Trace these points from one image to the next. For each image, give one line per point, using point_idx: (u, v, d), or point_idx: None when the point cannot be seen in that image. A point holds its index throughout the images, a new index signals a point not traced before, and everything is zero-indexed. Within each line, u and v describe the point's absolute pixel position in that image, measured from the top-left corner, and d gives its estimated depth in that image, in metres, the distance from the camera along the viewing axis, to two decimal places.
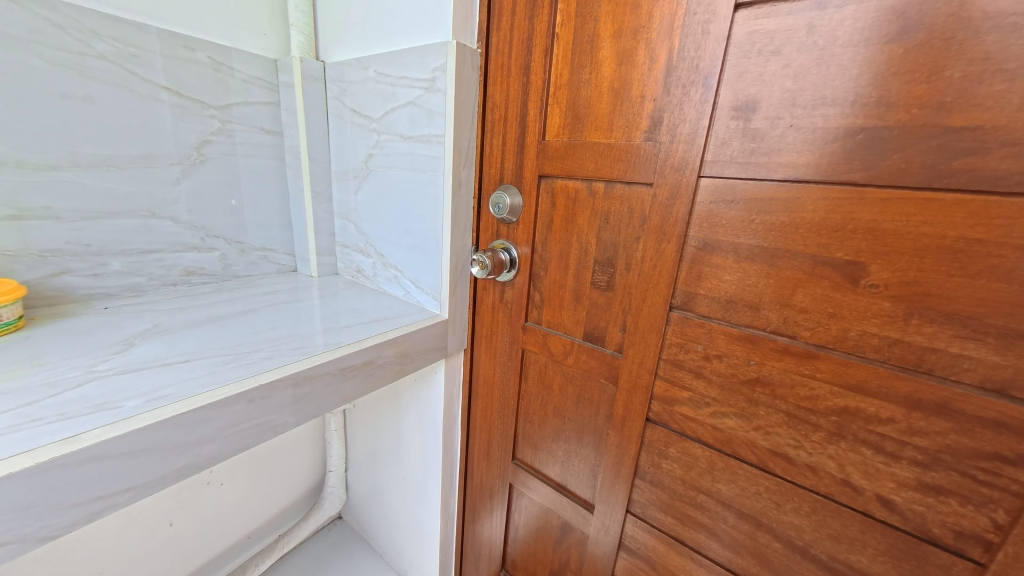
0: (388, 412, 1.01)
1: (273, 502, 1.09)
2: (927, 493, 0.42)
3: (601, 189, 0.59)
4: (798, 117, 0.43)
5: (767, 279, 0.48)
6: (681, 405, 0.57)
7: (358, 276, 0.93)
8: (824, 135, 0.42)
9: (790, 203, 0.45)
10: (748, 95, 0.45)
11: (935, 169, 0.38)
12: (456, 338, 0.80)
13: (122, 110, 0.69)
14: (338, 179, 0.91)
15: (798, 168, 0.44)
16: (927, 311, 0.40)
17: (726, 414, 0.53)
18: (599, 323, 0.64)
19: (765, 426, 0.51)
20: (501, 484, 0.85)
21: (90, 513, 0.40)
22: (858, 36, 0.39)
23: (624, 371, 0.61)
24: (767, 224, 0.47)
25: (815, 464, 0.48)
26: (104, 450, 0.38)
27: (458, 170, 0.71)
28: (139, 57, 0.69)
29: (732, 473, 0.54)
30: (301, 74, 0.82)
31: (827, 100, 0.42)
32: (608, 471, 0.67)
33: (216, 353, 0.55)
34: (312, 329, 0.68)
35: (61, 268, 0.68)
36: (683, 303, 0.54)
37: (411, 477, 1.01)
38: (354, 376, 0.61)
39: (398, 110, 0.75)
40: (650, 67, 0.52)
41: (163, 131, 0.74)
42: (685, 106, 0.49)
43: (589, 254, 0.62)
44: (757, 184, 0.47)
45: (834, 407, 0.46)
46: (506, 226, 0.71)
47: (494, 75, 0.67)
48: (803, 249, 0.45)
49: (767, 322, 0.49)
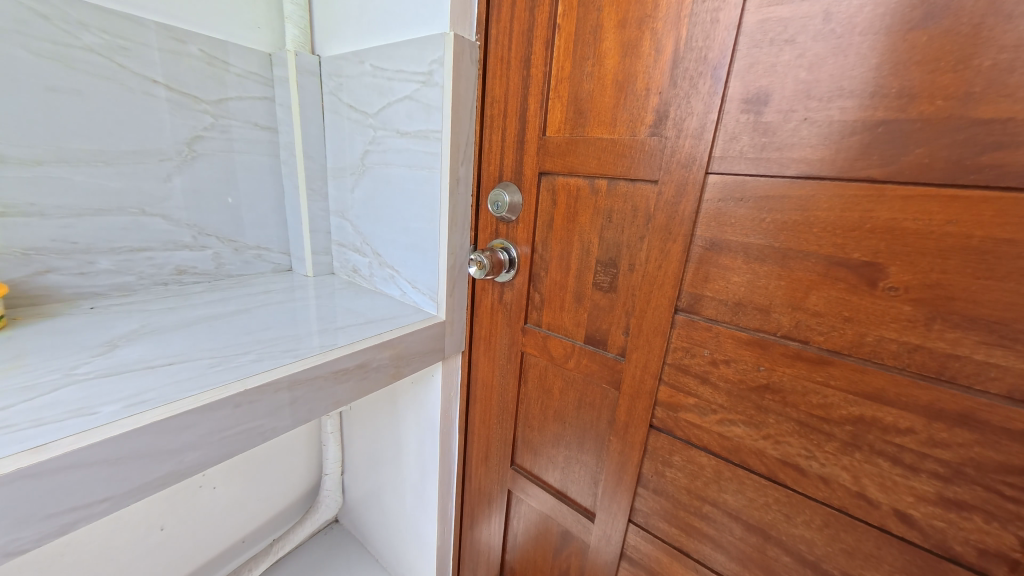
0: (385, 414, 0.99)
1: (268, 506, 1.07)
2: (948, 508, 0.40)
3: (604, 186, 0.57)
4: (813, 109, 0.41)
5: (779, 280, 0.45)
6: (686, 412, 0.55)
7: (354, 276, 0.91)
8: (841, 128, 0.40)
9: (803, 201, 0.43)
10: (760, 87, 0.43)
11: (960, 164, 0.35)
12: (453, 340, 0.78)
13: (112, 104, 0.67)
14: (335, 177, 0.89)
15: (813, 163, 0.42)
16: (951, 315, 0.37)
17: (734, 422, 0.51)
18: (601, 325, 0.62)
19: (775, 435, 0.48)
20: (500, 489, 0.83)
21: (64, 524, 0.38)
22: (878, 23, 0.37)
23: (627, 375, 0.59)
24: (778, 222, 0.44)
25: (828, 475, 0.46)
26: (78, 458, 0.36)
27: (456, 167, 0.69)
28: (130, 50, 0.67)
29: (739, 484, 0.52)
30: (295, 69, 0.80)
31: (844, 91, 0.39)
32: (610, 479, 0.65)
33: (203, 355, 0.53)
34: (305, 330, 0.65)
35: (47, 267, 0.66)
36: (690, 305, 0.52)
37: (408, 481, 0.99)
38: (347, 380, 0.59)
39: (395, 106, 0.72)
40: (656, 59, 0.49)
41: (154, 126, 0.72)
42: (693, 99, 0.47)
43: (591, 254, 0.60)
44: (769, 180, 0.44)
45: (849, 416, 0.43)
46: (505, 225, 0.69)
47: (493, 69, 0.65)
48: (816, 249, 0.43)
49: (777, 326, 0.47)
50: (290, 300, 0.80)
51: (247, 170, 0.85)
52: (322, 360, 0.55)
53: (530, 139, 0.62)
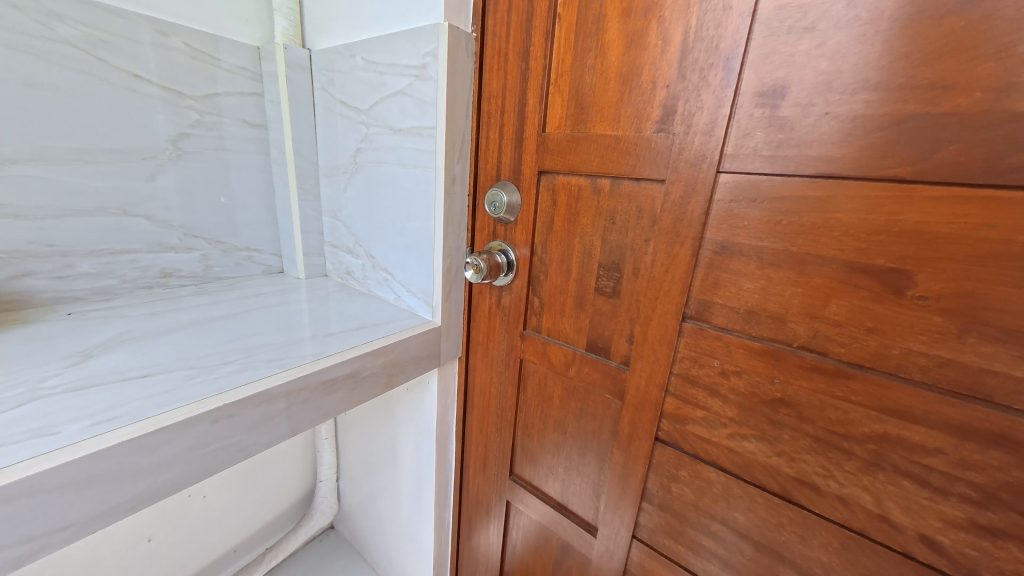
0: (381, 421, 0.97)
1: (261, 514, 1.04)
2: (981, 536, 0.37)
3: (607, 186, 0.54)
4: (834, 103, 0.38)
5: (795, 287, 0.42)
6: (695, 425, 0.53)
7: (348, 278, 0.88)
8: (865, 123, 0.37)
9: (823, 202, 0.40)
10: (776, 79, 0.40)
11: (1000, 163, 0.32)
12: (449, 346, 0.75)
13: (91, 100, 0.64)
14: (327, 176, 0.85)
15: (833, 161, 0.39)
16: (987, 327, 0.34)
17: (745, 436, 0.49)
18: (603, 332, 0.59)
19: (789, 452, 0.46)
20: (498, 499, 0.81)
21: (22, 554, 0.35)
22: (909, 8, 0.34)
23: (631, 385, 0.56)
24: (795, 225, 0.41)
25: (847, 496, 0.43)
26: (34, 484, 0.34)
27: (452, 165, 0.66)
28: (109, 42, 0.63)
29: (751, 501, 0.50)
30: (285, 64, 0.77)
31: (870, 82, 0.36)
32: (613, 493, 0.62)
33: (181, 366, 0.50)
34: (294, 336, 0.62)
35: (23, 270, 0.63)
36: (698, 312, 0.49)
37: (404, 489, 0.96)
38: (336, 391, 0.56)
39: (388, 101, 0.69)
40: (663, 50, 0.46)
41: (136, 123, 0.68)
42: (703, 92, 0.44)
43: (593, 257, 0.57)
44: (785, 180, 0.41)
45: (871, 434, 0.40)
46: (504, 226, 0.66)
47: (490, 62, 0.61)
48: (837, 254, 0.40)
49: (793, 336, 0.44)
50: (281, 303, 0.77)
51: (245, 174, 0.83)
52: (310, 370, 0.53)
53: (529, 136, 0.59)
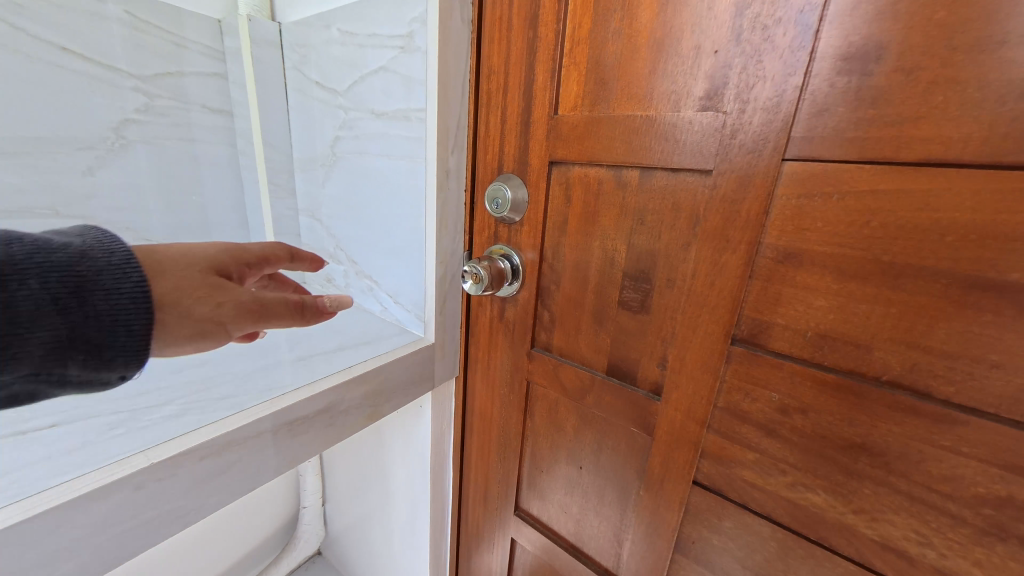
0: (369, 443, 0.87)
1: (238, 545, 0.94)
2: None
3: (634, 179, 0.44)
4: (955, 65, 0.28)
5: (885, 307, 0.33)
6: (743, 468, 0.44)
7: (326, 287, 0.77)
8: (1003, 91, 0.27)
9: (932, 199, 0.30)
10: (869, 37, 0.31)
11: None
12: (444, 365, 0.65)
13: (9, 79, 0.57)
14: (304, 167, 0.78)
15: (950, 144, 0.29)
16: None
17: (810, 487, 0.40)
18: (628, 354, 0.49)
19: (869, 510, 0.37)
20: (502, 536, 0.71)
21: None
22: None
23: (663, 418, 0.47)
24: (887, 229, 0.32)
25: (949, 570, 0.34)
26: None
27: (445, 154, 0.56)
28: (26, 7, 0.57)
29: (815, 565, 0.41)
30: (249, 39, 0.71)
31: (1014, 35, 0.26)
32: (638, 541, 0.53)
33: (125, 411, 0.48)
34: (259, 372, 0.57)
35: None
36: (751, 335, 0.40)
37: (397, 518, 0.87)
38: (307, 430, 0.49)
39: (369, 80, 0.62)
40: (709, 5, 0.36)
41: (72, 109, 0.63)
42: (764, 58, 0.34)
43: (616, 265, 0.48)
44: (877, 169, 0.32)
45: (988, 496, 0.32)
46: (506, 227, 0.55)
47: (490, 30, 0.50)
48: (948, 266, 0.31)
49: (880, 368, 0.34)
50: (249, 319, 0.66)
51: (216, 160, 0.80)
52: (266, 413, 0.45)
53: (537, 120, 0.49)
